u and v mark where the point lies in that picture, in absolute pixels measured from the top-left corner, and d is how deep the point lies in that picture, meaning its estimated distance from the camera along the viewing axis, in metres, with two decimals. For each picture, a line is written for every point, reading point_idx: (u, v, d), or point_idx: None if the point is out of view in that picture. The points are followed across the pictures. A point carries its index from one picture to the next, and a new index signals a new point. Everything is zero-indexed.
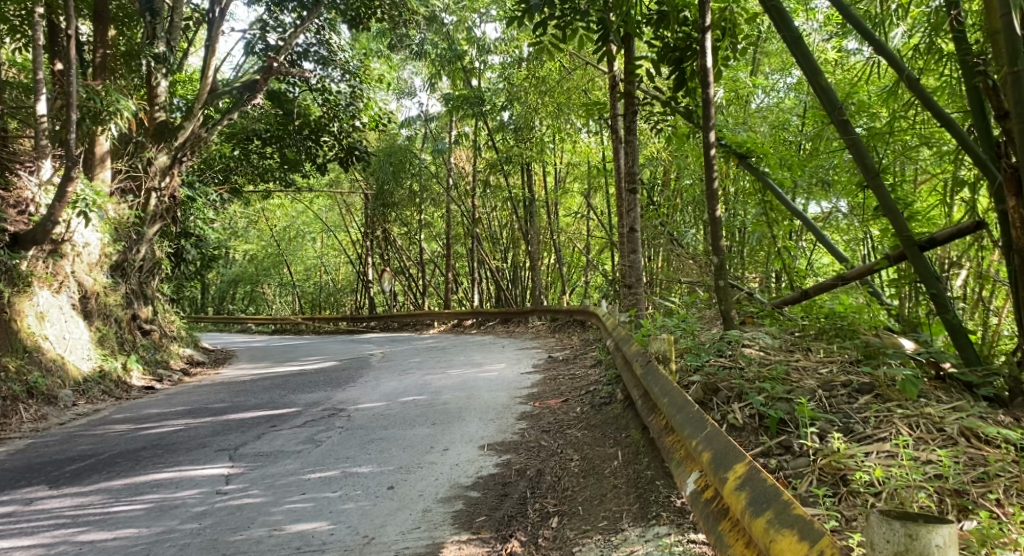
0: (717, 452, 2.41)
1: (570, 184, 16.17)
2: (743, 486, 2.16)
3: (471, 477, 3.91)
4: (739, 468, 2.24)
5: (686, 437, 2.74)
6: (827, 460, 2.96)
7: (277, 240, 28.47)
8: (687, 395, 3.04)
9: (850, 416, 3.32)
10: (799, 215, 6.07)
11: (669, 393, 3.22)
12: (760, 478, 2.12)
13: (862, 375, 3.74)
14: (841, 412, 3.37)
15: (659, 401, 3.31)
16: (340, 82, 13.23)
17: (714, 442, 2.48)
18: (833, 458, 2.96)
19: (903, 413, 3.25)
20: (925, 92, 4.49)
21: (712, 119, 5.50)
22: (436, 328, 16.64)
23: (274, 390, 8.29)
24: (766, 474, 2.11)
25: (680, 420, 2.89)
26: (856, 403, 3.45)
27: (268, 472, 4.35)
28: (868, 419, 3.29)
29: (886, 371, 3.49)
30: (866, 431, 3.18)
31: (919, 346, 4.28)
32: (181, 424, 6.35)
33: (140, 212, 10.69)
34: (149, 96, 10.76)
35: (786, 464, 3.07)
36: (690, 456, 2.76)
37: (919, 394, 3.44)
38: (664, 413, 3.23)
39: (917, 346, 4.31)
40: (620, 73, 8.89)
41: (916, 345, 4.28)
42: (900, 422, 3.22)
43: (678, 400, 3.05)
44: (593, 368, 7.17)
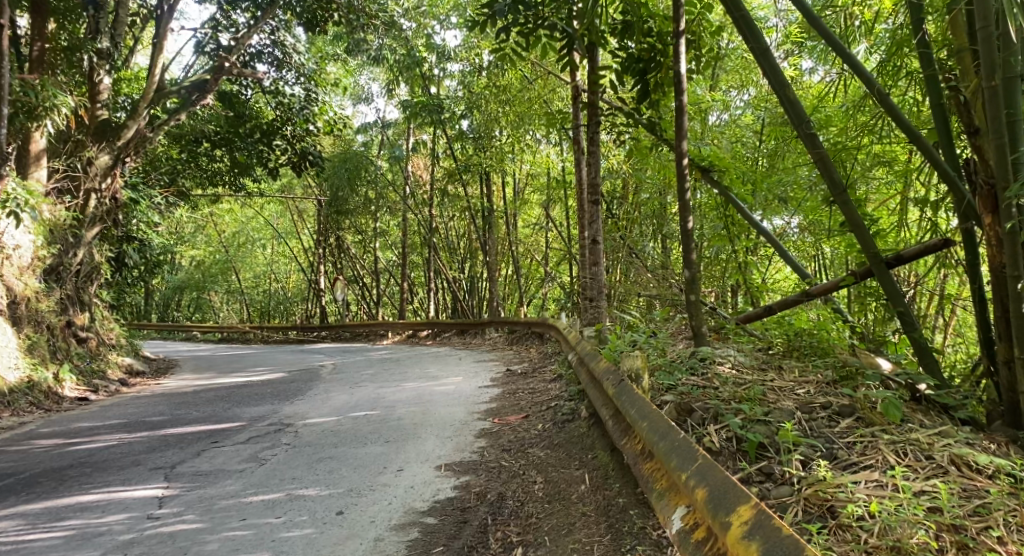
0: (715, 491, 2.24)
1: (530, 195, 16.06)
2: (752, 533, 1.99)
3: (427, 501, 3.66)
4: (744, 511, 2.07)
5: (673, 467, 2.57)
6: (813, 490, 2.82)
7: (225, 247, 27.72)
8: (668, 419, 2.86)
9: (833, 442, 3.21)
10: (762, 229, 5.92)
11: (645, 416, 3.06)
12: (772, 525, 1.95)
13: (841, 397, 3.65)
14: (823, 437, 3.27)
15: (635, 424, 3.14)
16: (295, 84, 13.00)
17: (710, 479, 2.31)
18: (819, 487, 2.82)
19: (889, 439, 3.16)
20: (895, 108, 4.40)
21: (682, 129, 5.37)
22: (390, 338, 16.30)
23: (217, 403, 7.91)
24: (779, 522, 1.94)
25: (663, 449, 2.71)
26: (839, 427, 3.35)
27: (205, 494, 4.04)
28: (852, 445, 3.19)
29: (868, 394, 3.40)
30: (851, 458, 3.07)
31: (896, 367, 4.16)
32: (114, 440, 5.95)
33: (78, 213, 10.16)
34: (91, 93, 10.43)
35: (768, 492, 2.92)
36: (675, 488, 2.59)
37: (902, 418, 3.34)
38: (641, 437, 3.05)
39: (894, 366, 4.20)
40: (581, 83, 8.77)
41: (893, 366, 4.16)
42: (886, 448, 3.12)
43: (659, 424, 2.89)
44: (553, 382, 6.98)
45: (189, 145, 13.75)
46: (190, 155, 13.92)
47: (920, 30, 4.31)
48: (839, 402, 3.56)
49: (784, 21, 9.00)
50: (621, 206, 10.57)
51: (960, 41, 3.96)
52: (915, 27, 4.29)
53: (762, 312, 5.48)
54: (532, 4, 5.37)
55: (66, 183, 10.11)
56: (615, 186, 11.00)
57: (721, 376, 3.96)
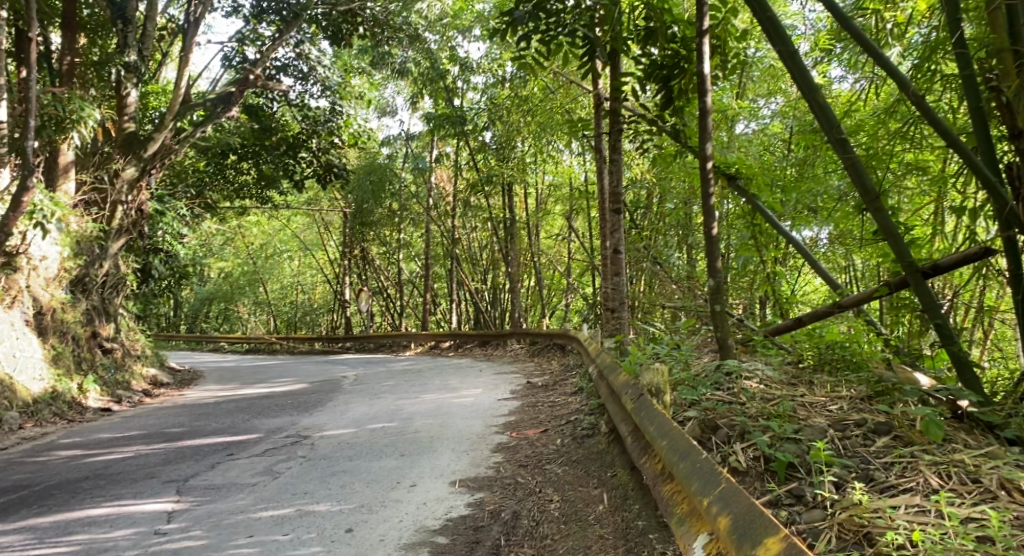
0: (742, 521, 2.08)
1: (552, 206, 15.92)
2: None
3: (439, 519, 3.53)
4: (771, 544, 1.91)
5: (694, 491, 2.41)
6: (848, 514, 2.63)
7: (253, 259, 27.91)
8: (689, 438, 2.70)
9: (869, 462, 3.03)
10: (791, 238, 5.70)
11: (665, 434, 2.90)
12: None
13: (877, 414, 3.43)
14: (859, 456, 3.09)
15: (654, 442, 2.98)
16: (320, 97, 13.01)
17: (735, 507, 2.15)
18: (854, 512, 2.64)
19: (930, 459, 2.96)
20: (931, 111, 4.21)
21: (707, 136, 5.21)
22: (413, 350, 16.23)
23: (237, 414, 7.85)
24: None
25: (683, 471, 2.56)
26: (875, 446, 3.16)
27: (214, 509, 3.93)
28: (890, 466, 3.01)
29: (905, 411, 3.19)
30: (888, 480, 2.89)
31: (936, 382, 3.90)
32: (131, 451, 5.90)
33: (105, 225, 10.21)
34: (119, 105, 10.43)
35: (798, 516, 2.75)
36: (696, 512, 2.43)
37: (944, 438, 3.13)
38: (662, 457, 2.88)
39: (933, 381, 3.93)
40: (604, 91, 8.63)
41: (932, 381, 3.89)
42: (927, 469, 2.93)
43: (679, 442, 2.73)
44: (574, 396, 6.82)
45: (216, 158, 13.81)
46: (217, 167, 13.99)
47: (956, 30, 4.11)
48: (875, 419, 3.37)
49: (814, 28, 8.78)
50: (646, 216, 10.41)
51: (1001, 42, 3.76)
52: (953, 27, 4.09)
53: (791, 325, 5.26)
54: (553, 11, 5.24)
55: (93, 195, 10.18)
56: (639, 196, 10.82)
57: (748, 391, 3.77)
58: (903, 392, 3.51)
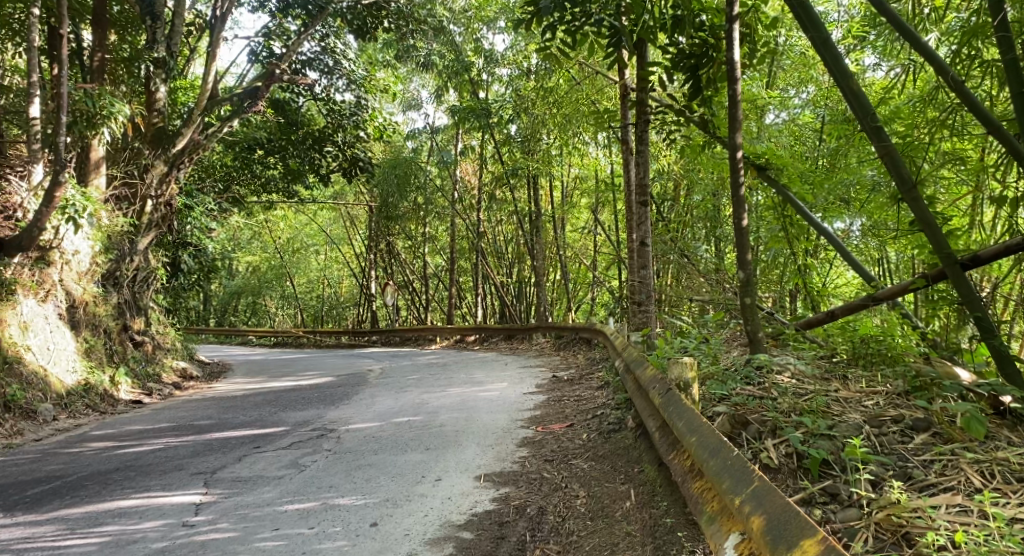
0: (775, 522, 2.02)
1: (577, 199, 15.83)
2: None
3: (465, 514, 3.50)
4: (810, 546, 1.85)
5: (725, 489, 2.35)
6: (885, 514, 2.57)
7: (280, 253, 28.12)
8: (718, 434, 2.64)
9: (907, 460, 2.96)
10: (823, 230, 5.57)
11: (694, 430, 2.84)
12: None
13: (915, 410, 3.35)
14: (896, 454, 3.01)
15: (683, 438, 2.91)
16: (345, 91, 13.05)
17: (768, 506, 2.09)
18: (892, 511, 2.57)
19: (972, 458, 2.88)
20: (972, 99, 4.10)
21: (738, 126, 5.10)
22: (438, 344, 16.26)
23: (264, 407, 7.89)
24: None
25: (713, 469, 2.49)
26: (913, 444, 3.08)
27: (241, 502, 3.94)
28: (929, 464, 2.93)
29: (945, 407, 3.11)
30: (928, 479, 2.81)
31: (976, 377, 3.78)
32: (161, 443, 5.95)
33: (135, 220, 10.32)
34: (147, 101, 10.43)
35: (833, 516, 2.69)
36: (727, 511, 2.37)
37: (986, 435, 3.04)
38: (690, 452, 2.82)
39: (973, 376, 3.82)
40: (630, 82, 8.52)
41: (973, 376, 3.78)
42: (968, 468, 2.85)
43: (708, 439, 2.66)
44: (600, 390, 6.77)
45: (243, 152, 13.88)
46: (244, 162, 14.07)
47: (998, 14, 3.99)
48: (913, 415, 3.28)
49: (846, 15, 8.60)
50: (673, 208, 10.31)
51: None
52: (995, 10, 3.97)
53: (823, 318, 5.15)
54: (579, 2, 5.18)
55: (123, 190, 10.28)
56: (665, 188, 10.71)
57: (779, 386, 3.70)
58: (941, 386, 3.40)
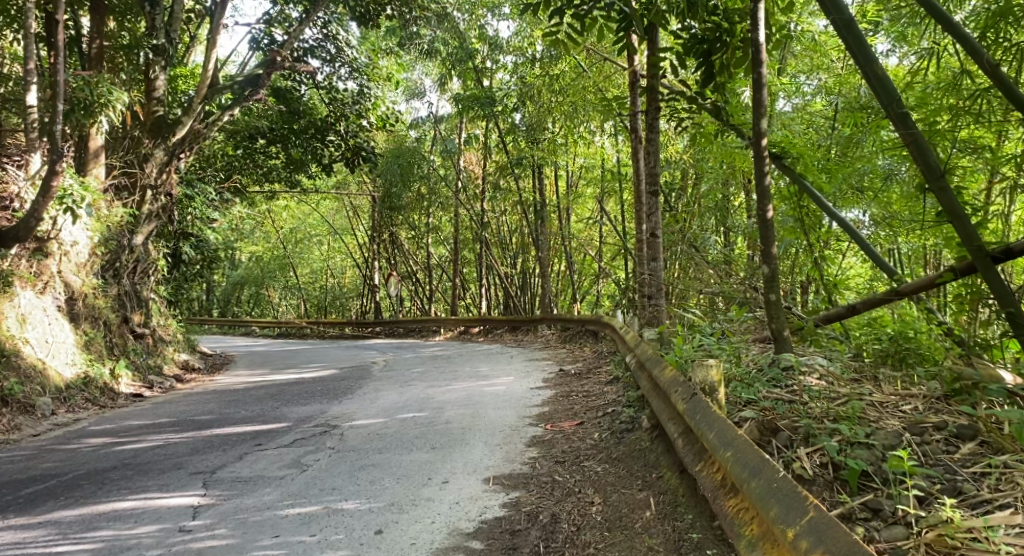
0: None
1: (583, 189, 15.63)
2: None
3: (474, 521, 3.33)
4: None
5: (774, 516, 2.21)
6: (936, 533, 2.44)
7: (283, 243, 27.97)
8: (760, 451, 2.49)
9: (955, 472, 2.82)
10: (840, 219, 5.34)
11: (728, 444, 2.69)
12: None
13: (959, 417, 3.19)
14: (943, 465, 2.87)
15: (715, 450, 2.77)
16: (348, 79, 12.85)
17: (830, 541, 1.95)
18: (944, 531, 2.44)
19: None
20: (1009, 84, 4.00)
21: (760, 114, 4.91)
22: (442, 336, 16.10)
23: (266, 401, 7.74)
24: None
25: (756, 491, 2.35)
26: (958, 454, 2.93)
27: (241, 504, 3.77)
28: (980, 477, 2.78)
29: (993, 414, 2.94)
30: (982, 494, 2.67)
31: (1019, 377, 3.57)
32: (161, 439, 5.79)
33: (134, 210, 10.10)
34: (147, 88, 10.29)
35: (877, 533, 2.57)
36: (773, 538, 2.23)
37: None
38: (725, 468, 2.67)
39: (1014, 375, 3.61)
40: (639, 69, 8.31)
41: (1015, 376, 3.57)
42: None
43: (747, 456, 2.52)
44: (610, 385, 6.60)
45: (244, 141, 13.67)
46: (245, 151, 13.87)
47: None
48: (956, 422, 3.13)
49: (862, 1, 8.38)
50: (681, 199, 10.10)
51: None
52: None
53: (841, 313, 4.91)
54: None
55: (124, 179, 10.05)
56: (674, 178, 10.51)
57: (810, 390, 3.54)
58: (985, 390, 3.20)
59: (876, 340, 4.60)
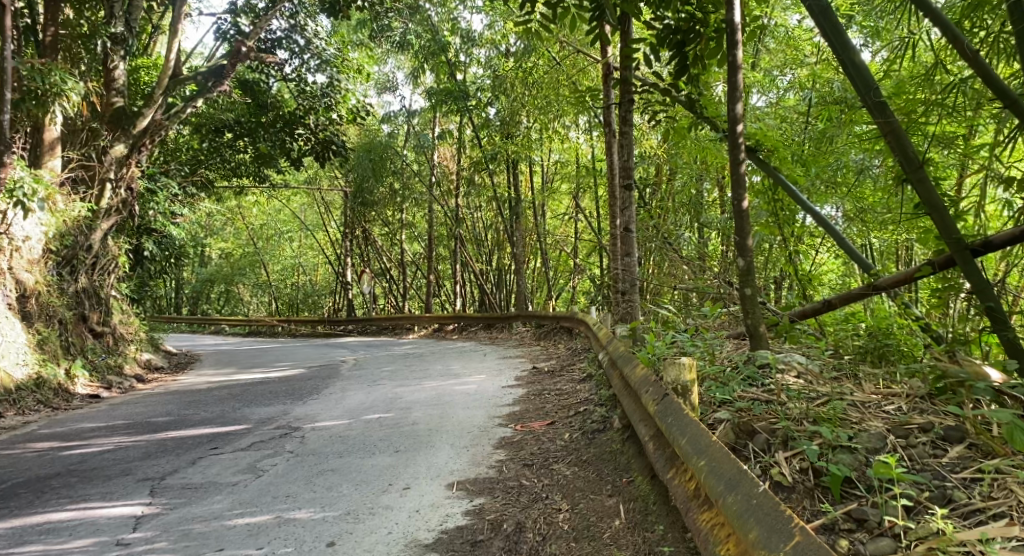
0: None
1: (558, 184, 15.47)
2: None
3: (433, 531, 3.13)
4: None
5: (753, 540, 2.03)
6: (928, 547, 2.31)
7: (253, 240, 27.50)
8: (739, 464, 2.32)
9: (943, 478, 2.70)
10: (816, 213, 5.19)
11: (701, 452, 2.53)
12: None
13: (945, 417, 3.07)
14: (931, 471, 2.75)
15: (687, 458, 2.61)
16: (317, 72, 12.57)
17: None
18: (936, 544, 2.31)
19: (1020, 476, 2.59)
20: (991, 72, 3.85)
21: (736, 102, 4.75)
22: (416, 333, 15.85)
23: (228, 402, 7.47)
24: None
25: (733, 507, 2.19)
26: (946, 458, 2.82)
27: (187, 514, 3.53)
28: (971, 484, 2.66)
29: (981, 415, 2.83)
30: (974, 504, 2.55)
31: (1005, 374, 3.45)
32: (111, 443, 5.50)
33: (93, 204, 9.61)
34: (105, 79, 9.92)
35: (862, 547, 2.43)
36: None
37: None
38: (699, 479, 2.49)
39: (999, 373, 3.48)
40: (612, 61, 8.14)
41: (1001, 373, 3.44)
42: (1019, 490, 2.57)
43: (722, 466, 2.36)
44: (582, 383, 6.44)
45: (210, 133, 13.30)
46: (211, 145, 13.49)
47: None
48: (943, 423, 3.01)
49: None
50: (655, 193, 9.95)
51: None
52: None
53: (820, 308, 4.79)
54: None
55: (80, 172, 9.61)
56: (648, 173, 10.37)
57: (788, 390, 3.39)
58: (971, 388, 3.08)
59: (854, 336, 4.47)
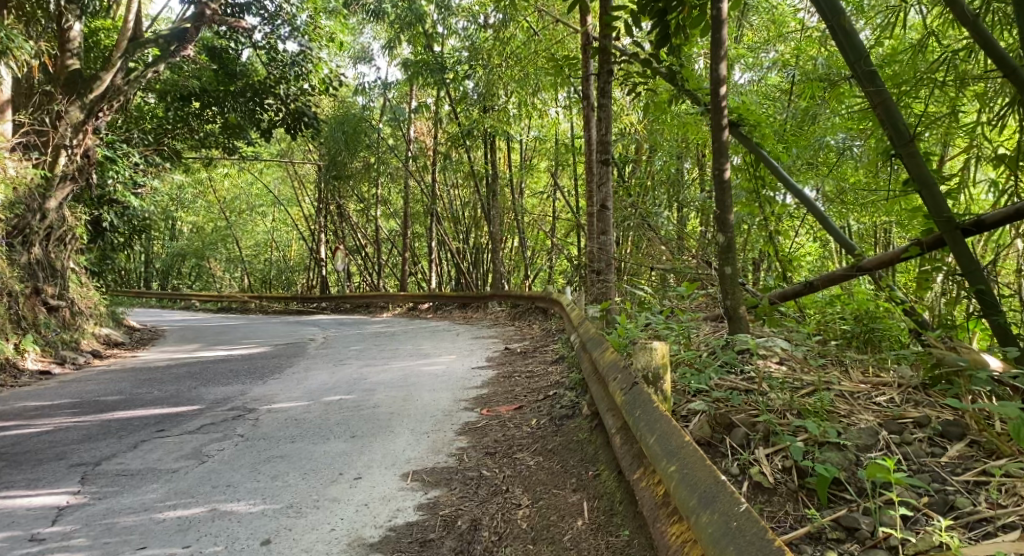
0: None
1: (536, 162, 15.18)
2: None
3: (380, 529, 2.87)
4: None
5: None
6: None
7: (225, 214, 26.90)
8: (715, 472, 2.08)
9: (943, 481, 2.50)
10: (799, 193, 4.93)
11: (672, 455, 2.29)
12: None
13: (941, 413, 2.89)
14: (930, 472, 2.56)
15: (656, 460, 2.37)
16: (289, 40, 12.11)
17: None
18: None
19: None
20: (988, 38, 3.58)
21: (721, 69, 4.48)
22: (390, 312, 15.56)
23: (185, 380, 7.15)
24: None
25: (707, 528, 1.94)
26: (946, 458, 2.63)
27: (115, 505, 3.24)
28: (974, 488, 2.47)
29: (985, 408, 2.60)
30: (979, 511, 2.35)
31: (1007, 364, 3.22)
32: (51, 424, 5.14)
33: (46, 172, 9.13)
34: (59, 40, 9.44)
35: None
36: None
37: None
38: (667, 484, 2.25)
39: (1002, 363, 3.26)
40: (592, 31, 7.79)
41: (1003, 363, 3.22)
42: None
43: (696, 476, 2.12)
44: (554, 365, 6.22)
45: (177, 102, 12.77)
46: (177, 114, 12.91)
47: None
48: (940, 418, 2.83)
49: None
50: (635, 171, 9.72)
51: None
52: None
53: (801, 291, 4.57)
54: None
55: (32, 137, 9.07)
56: (627, 150, 10.10)
57: (770, 380, 3.17)
58: (971, 379, 2.88)
59: (836, 319, 4.25)
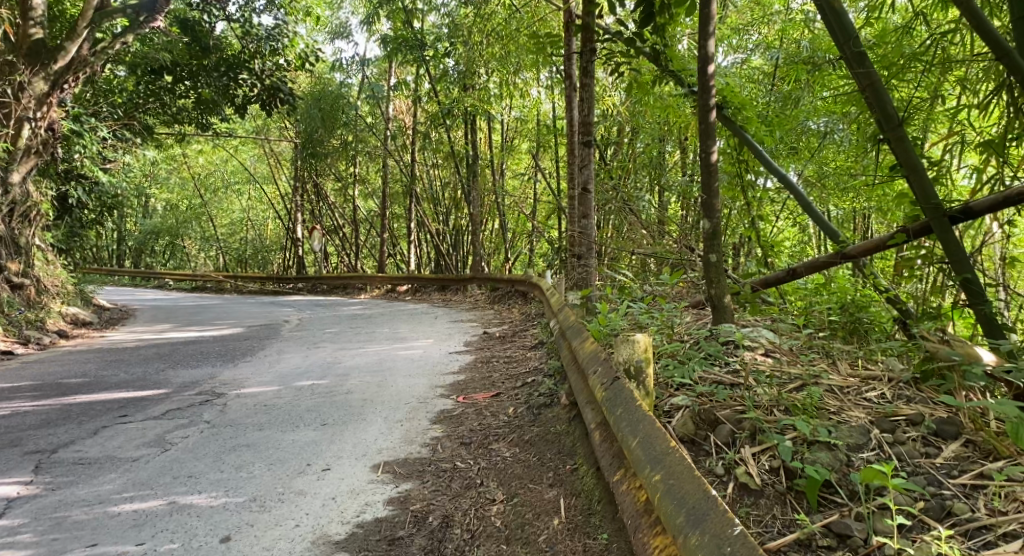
0: None
1: (517, 143, 15.00)
2: None
3: (346, 526, 2.75)
4: None
5: None
6: None
7: (199, 192, 26.42)
8: (705, 486, 1.98)
9: (941, 485, 2.46)
10: (783, 177, 4.81)
11: (657, 463, 2.19)
12: None
13: (933, 410, 2.84)
14: (927, 475, 2.51)
15: (640, 466, 2.26)
16: (264, 13, 11.76)
17: None
18: None
19: None
20: (980, 17, 3.43)
21: (709, 48, 4.29)
22: (367, 293, 15.35)
23: (154, 362, 6.95)
24: None
25: (696, 550, 1.83)
26: (941, 459, 2.58)
27: (68, 497, 3.08)
28: (972, 492, 2.42)
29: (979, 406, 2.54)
30: (980, 518, 2.30)
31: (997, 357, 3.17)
32: (9, 408, 4.94)
33: (9, 146, 8.82)
34: (21, 7, 9.02)
35: None
36: None
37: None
38: (652, 492, 2.14)
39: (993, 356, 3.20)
40: (575, 9, 7.60)
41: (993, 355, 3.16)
42: None
43: (682, 490, 2.02)
44: (533, 351, 6.11)
45: (148, 76, 12.38)
46: (148, 88, 12.50)
47: None
48: (933, 417, 2.79)
49: None
50: (616, 154, 9.58)
51: None
52: None
53: (783, 277, 4.47)
54: None
55: None
56: (609, 131, 9.95)
57: (757, 373, 3.09)
58: (964, 374, 2.83)
59: (821, 308, 4.16)
